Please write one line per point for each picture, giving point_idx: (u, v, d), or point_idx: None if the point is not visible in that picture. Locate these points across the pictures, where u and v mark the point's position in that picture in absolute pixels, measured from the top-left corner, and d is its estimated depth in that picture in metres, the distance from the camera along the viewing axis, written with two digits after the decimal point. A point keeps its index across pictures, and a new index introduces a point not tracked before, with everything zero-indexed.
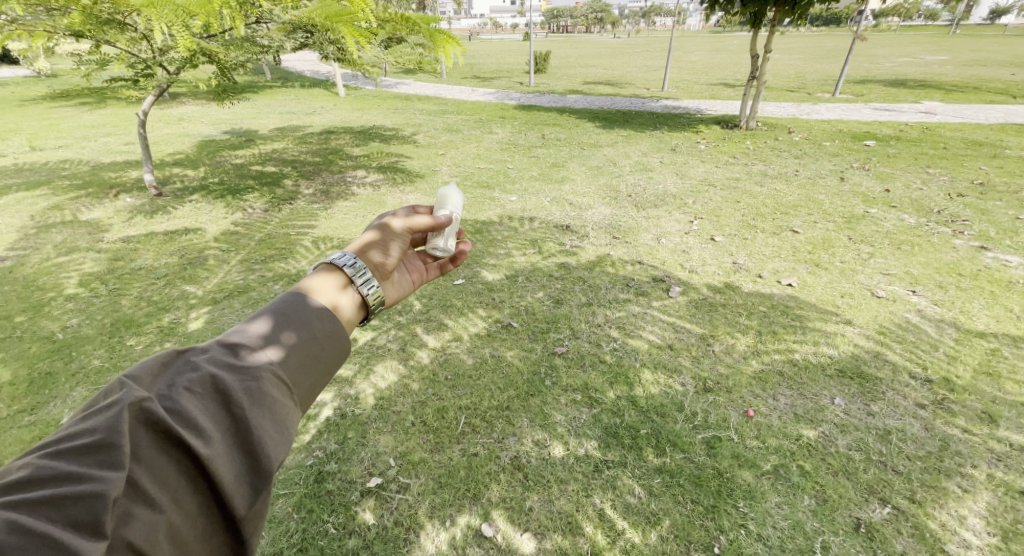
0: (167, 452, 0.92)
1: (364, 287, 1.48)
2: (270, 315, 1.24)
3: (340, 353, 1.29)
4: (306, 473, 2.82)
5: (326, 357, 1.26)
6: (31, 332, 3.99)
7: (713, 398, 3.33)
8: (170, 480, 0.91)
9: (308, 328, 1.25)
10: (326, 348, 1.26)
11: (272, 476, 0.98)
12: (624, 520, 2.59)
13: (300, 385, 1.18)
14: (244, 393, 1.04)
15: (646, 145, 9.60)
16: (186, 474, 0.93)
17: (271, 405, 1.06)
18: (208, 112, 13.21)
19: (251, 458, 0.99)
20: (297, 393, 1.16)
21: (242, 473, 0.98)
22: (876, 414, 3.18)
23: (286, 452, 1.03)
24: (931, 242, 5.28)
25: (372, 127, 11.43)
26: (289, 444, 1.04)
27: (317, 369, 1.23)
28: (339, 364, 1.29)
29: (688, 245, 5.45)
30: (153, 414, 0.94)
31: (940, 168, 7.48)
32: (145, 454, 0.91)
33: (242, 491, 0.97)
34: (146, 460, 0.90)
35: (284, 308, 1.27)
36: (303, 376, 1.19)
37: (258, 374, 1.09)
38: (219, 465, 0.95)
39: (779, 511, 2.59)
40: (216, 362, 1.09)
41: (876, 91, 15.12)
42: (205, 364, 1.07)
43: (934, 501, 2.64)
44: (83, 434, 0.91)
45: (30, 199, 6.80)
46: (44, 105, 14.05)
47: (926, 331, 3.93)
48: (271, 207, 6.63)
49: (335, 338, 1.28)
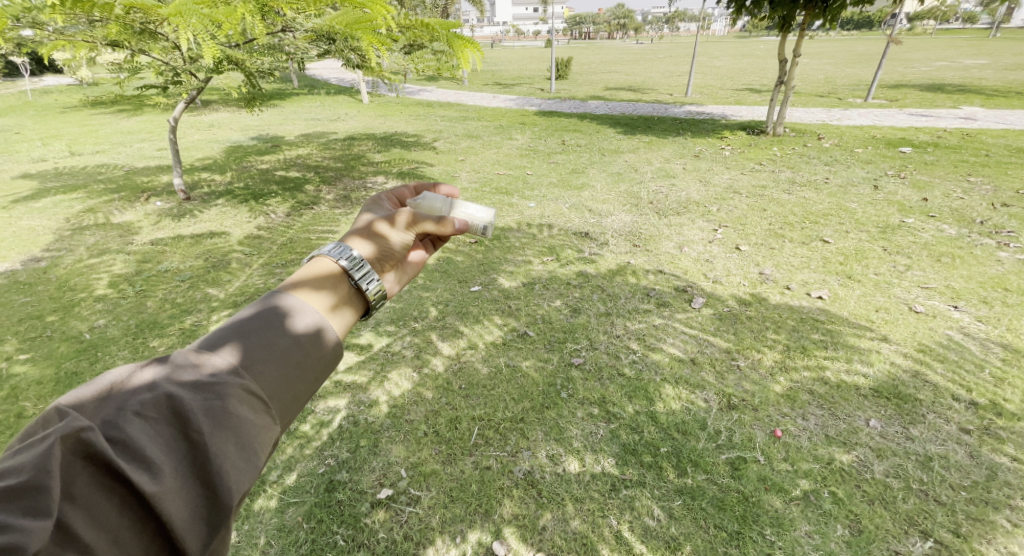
0: (108, 490, 0.84)
1: (363, 281, 1.42)
2: (246, 325, 1.15)
3: (327, 361, 1.22)
4: (317, 482, 2.77)
5: (312, 365, 1.18)
6: (60, 332, 4.07)
7: (738, 416, 3.18)
8: (110, 523, 0.83)
9: (290, 336, 1.17)
10: (310, 356, 1.17)
11: (231, 512, 0.90)
12: (643, 544, 2.46)
13: (279, 400, 1.09)
14: (205, 414, 0.95)
15: (668, 151, 9.43)
16: (129, 512, 0.84)
17: (236, 428, 0.96)
18: (237, 118, 13.55)
19: (210, 490, 0.91)
20: (274, 409, 1.07)
21: (199, 508, 0.90)
22: (915, 438, 2.98)
23: (251, 482, 0.94)
24: (974, 255, 5.00)
25: (394, 133, 11.56)
26: (255, 474, 0.96)
27: (300, 379, 1.15)
28: (326, 373, 1.21)
29: (712, 254, 5.29)
30: (94, 446, 0.85)
31: (982, 177, 7.12)
32: (81, 493, 0.82)
33: (196, 530, 0.89)
34: (83, 500, 0.82)
35: (265, 315, 1.19)
36: (282, 390, 1.11)
37: (224, 392, 1.00)
38: (169, 503, 0.86)
39: (810, 541, 2.44)
40: (176, 379, 0.99)
41: (912, 96, 14.59)
42: (162, 382, 0.98)
43: (980, 536, 2.45)
44: (10, 473, 0.81)
45: (66, 202, 7.02)
46: (85, 112, 14.64)
47: (970, 350, 3.70)
48: (294, 212, 6.70)
49: (322, 346, 1.21)
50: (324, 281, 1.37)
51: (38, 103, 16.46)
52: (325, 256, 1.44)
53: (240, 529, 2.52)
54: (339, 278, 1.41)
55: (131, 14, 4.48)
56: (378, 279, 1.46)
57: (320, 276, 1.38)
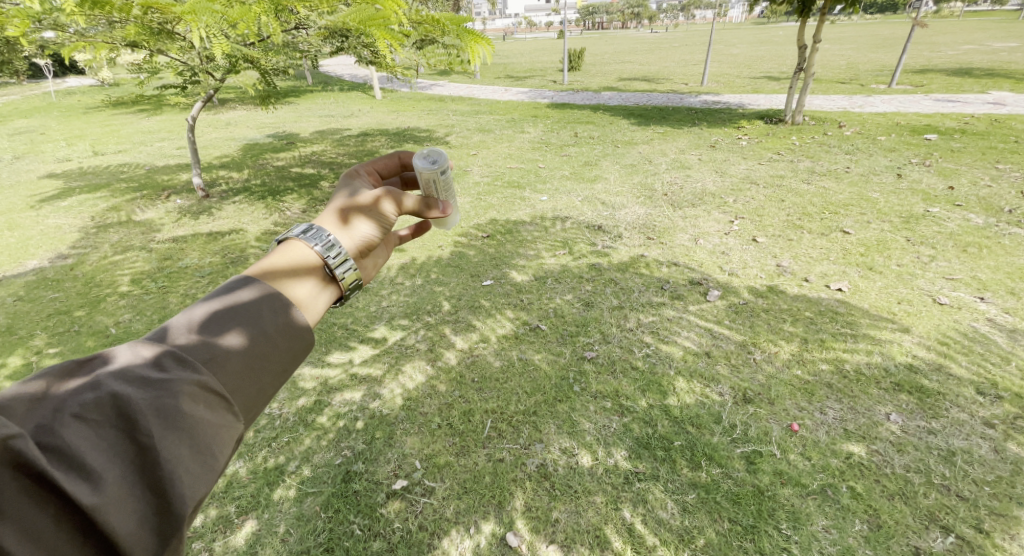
0: (43, 502, 0.84)
1: (339, 267, 1.43)
2: (206, 320, 1.15)
3: (296, 350, 1.23)
4: (334, 472, 2.81)
5: (278, 357, 1.19)
6: (87, 327, 4.19)
7: (754, 409, 3.14)
8: (47, 537, 0.83)
9: (255, 325, 1.18)
10: (277, 347, 1.19)
11: (182, 519, 0.91)
12: (656, 537, 2.46)
13: (241, 395, 1.10)
14: (154, 415, 0.96)
15: (683, 141, 9.30)
16: (67, 524, 0.85)
17: (188, 430, 0.97)
18: (254, 116, 13.73)
19: (159, 496, 0.92)
20: (234, 406, 1.08)
21: (147, 516, 0.91)
22: (937, 432, 2.92)
23: (204, 488, 0.95)
24: (1002, 245, 4.85)
25: (406, 129, 11.61)
26: (208, 478, 0.96)
27: (263, 375, 1.15)
28: (294, 363, 1.22)
29: (728, 246, 5.21)
30: (27, 456, 0.85)
31: (1011, 164, 6.89)
32: (12, 507, 0.82)
33: (145, 538, 0.90)
34: (13, 513, 0.82)
35: (228, 303, 1.19)
36: (244, 385, 1.11)
37: (174, 391, 1.00)
38: (110, 513, 0.87)
39: (827, 536, 2.41)
40: (121, 379, 0.99)
41: (939, 80, 14.16)
42: (107, 383, 0.98)
43: (1004, 532, 2.40)
44: None
45: (91, 202, 7.20)
46: (107, 112, 14.99)
47: (996, 343, 3.60)
48: (309, 208, 6.78)
49: (291, 334, 1.22)
50: (298, 269, 1.37)
51: (61, 104, 16.89)
52: (298, 242, 1.43)
53: (260, 517, 2.56)
54: (313, 267, 1.41)
55: (150, 14, 4.50)
56: (354, 266, 1.47)
57: (291, 265, 1.37)
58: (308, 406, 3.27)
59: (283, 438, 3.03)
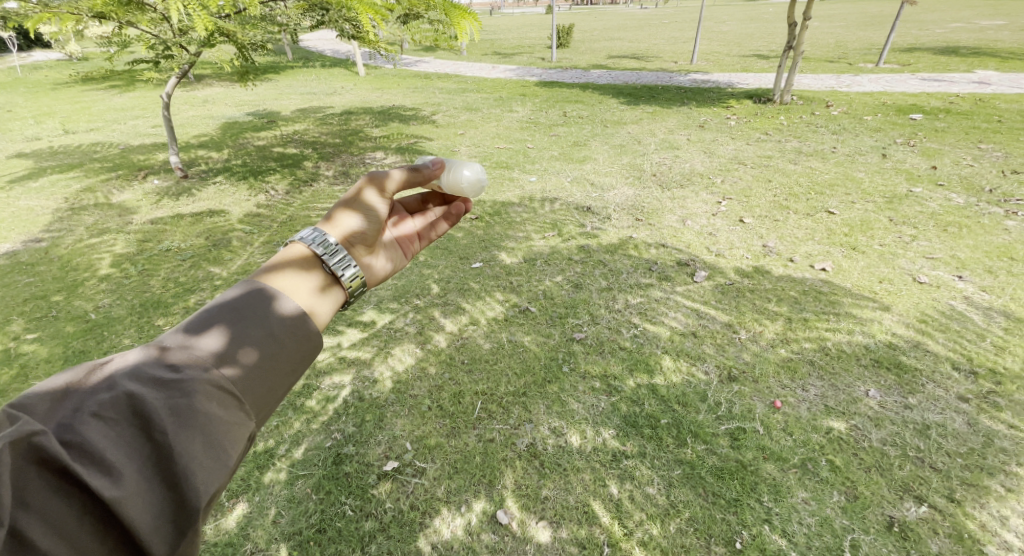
0: (66, 497, 0.85)
1: (339, 267, 1.44)
2: (216, 320, 1.15)
3: (305, 350, 1.24)
4: (324, 455, 2.82)
5: (287, 357, 1.19)
6: (65, 312, 4.10)
7: (738, 387, 3.21)
8: (70, 528, 0.84)
9: (265, 325, 1.18)
10: (283, 348, 1.18)
11: (198, 513, 0.92)
12: (642, 512, 2.52)
13: (251, 394, 1.10)
14: (170, 414, 0.96)
15: (672, 121, 9.25)
16: (88, 517, 0.86)
17: (203, 428, 0.97)
18: (233, 93, 13.33)
19: (174, 491, 0.92)
20: (247, 406, 1.08)
21: (164, 510, 0.91)
22: (914, 407, 3.02)
23: (219, 483, 0.96)
24: (982, 224, 4.95)
25: (391, 107, 11.37)
26: (223, 474, 0.96)
27: (273, 374, 1.15)
28: (303, 364, 1.23)
29: (715, 227, 5.24)
30: (49, 452, 0.85)
31: (993, 144, 6.97)
32: (36, 500, 0.83)
33: (162, 532, 0.91)
34: (37, 506, 0.83)
35: (237, 305, 1.19)
36: (256, 384, 1.12)
37: (190, 389, 1.00)
38: (129, 508, 0.87)
39: (806, 507, 2.49)
40: (136, 378, 0.99)
41: (925, 59, 14.20)
42: (123, 381, 0.97)
43: (974, 501, 2.50)
44: None
45: (64, 182, 6.98)
46: (78, 88, 14.44)
47: (973, 320, 3.70)
48: (293, 189, 6.65)
49: (301, 334, 1.22)
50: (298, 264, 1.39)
51: (28, 79, 16.20)
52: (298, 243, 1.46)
53: (251, 500, 2.57)
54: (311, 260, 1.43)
55: None
56: (355, 267, 1.48)
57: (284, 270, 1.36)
58: (296, 390, 3.26)
59: (272, 422, 3.02)
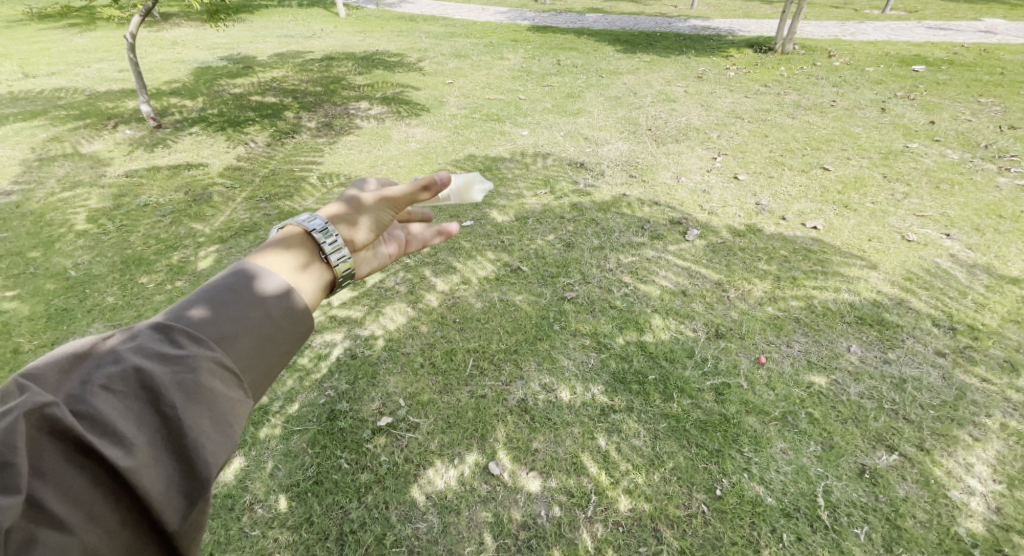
0: (78, 466, 0.82)
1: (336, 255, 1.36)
2: (212, 294, 1.10)
3: (304, 329, 1.18)
4: (319, 411, 2.87)
5: (286, 336, 1.13)
6: (44, 269, 4.00)
7: (725, 344, 3.28)
8: (81, 498, 0.81)
9: (262, 304, 1.11)
10: (282, 329, 1.12)
11: (208, 485, 0.89)
12: (628, 462, 2.62)
13: (254, 371, 1.06)
14: (176, 388, 0.93)
15: (670, 71, 8.92)
16: (100, 487, 0.83)
17: (209, 402, 0.94)
18: (205, 35, 12.56)
19: (185, 462, 0.90)
20: (249, 381, 1.05)
21: (175, 481, 0.88)
22: (892, 362, 3.11)
23: (227, 458, 0.93)
24: (974, 181, 4.94)
25: (376, 52, 10.81)
26: (231, 448, 0.94)
27: (273, 350, 1.11)
28: (302, 343, 1.17)
29: (710, 184, 5.17)
30: (62, 422, 0.83)
31: (993, 98, 6.85)
32: (49, 469, 0.80)
33: (171, 505, 0.88)
34: (50, 476, 0.80)
35: (233, 282, 1.14)
36: (257, 360, 1.07)
37: (195, 364, 0.96)
38: (139, 480, 0.84)
39: (784, 457, 2.61)
40: (141, 351, 0.96)
41: (933, 6, 13.68)
42: (128, 355, 0.95)
43: (942, 449, 2.63)
44: None
45: (29, 131, 6.65)
46: (35, 27, 13.49)
47: (956, 278, 3.76)
48: (274, 140, 6.42)
49: (299, 314, 1.17)
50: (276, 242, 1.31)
51: None
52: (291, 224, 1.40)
53: (247, 455, 2.62)
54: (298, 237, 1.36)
55: None
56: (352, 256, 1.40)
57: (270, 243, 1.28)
58: None
59: None
